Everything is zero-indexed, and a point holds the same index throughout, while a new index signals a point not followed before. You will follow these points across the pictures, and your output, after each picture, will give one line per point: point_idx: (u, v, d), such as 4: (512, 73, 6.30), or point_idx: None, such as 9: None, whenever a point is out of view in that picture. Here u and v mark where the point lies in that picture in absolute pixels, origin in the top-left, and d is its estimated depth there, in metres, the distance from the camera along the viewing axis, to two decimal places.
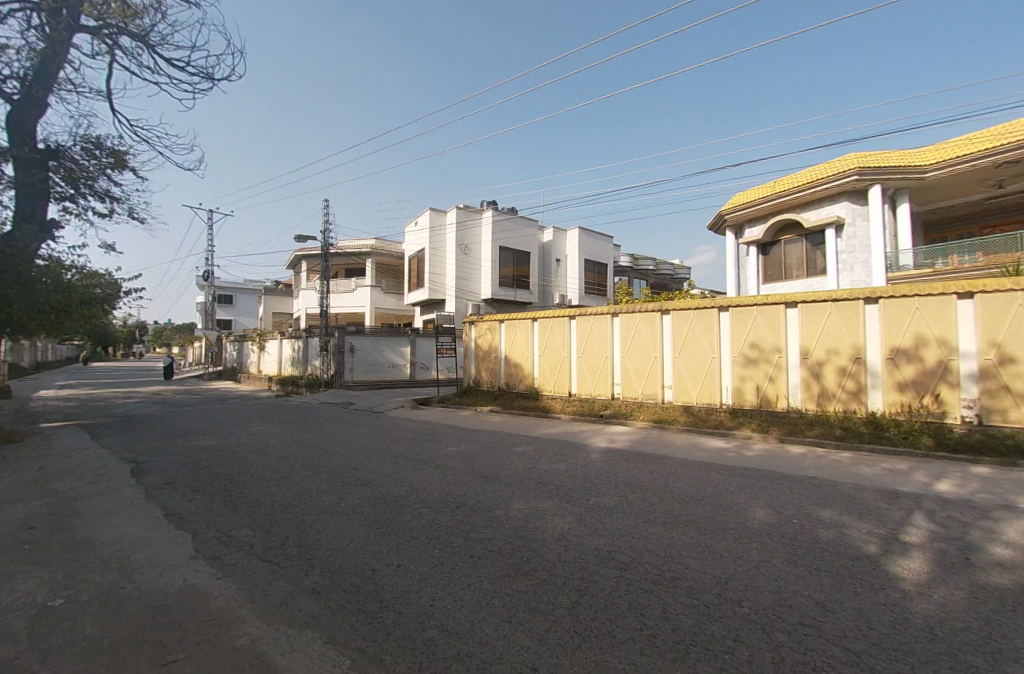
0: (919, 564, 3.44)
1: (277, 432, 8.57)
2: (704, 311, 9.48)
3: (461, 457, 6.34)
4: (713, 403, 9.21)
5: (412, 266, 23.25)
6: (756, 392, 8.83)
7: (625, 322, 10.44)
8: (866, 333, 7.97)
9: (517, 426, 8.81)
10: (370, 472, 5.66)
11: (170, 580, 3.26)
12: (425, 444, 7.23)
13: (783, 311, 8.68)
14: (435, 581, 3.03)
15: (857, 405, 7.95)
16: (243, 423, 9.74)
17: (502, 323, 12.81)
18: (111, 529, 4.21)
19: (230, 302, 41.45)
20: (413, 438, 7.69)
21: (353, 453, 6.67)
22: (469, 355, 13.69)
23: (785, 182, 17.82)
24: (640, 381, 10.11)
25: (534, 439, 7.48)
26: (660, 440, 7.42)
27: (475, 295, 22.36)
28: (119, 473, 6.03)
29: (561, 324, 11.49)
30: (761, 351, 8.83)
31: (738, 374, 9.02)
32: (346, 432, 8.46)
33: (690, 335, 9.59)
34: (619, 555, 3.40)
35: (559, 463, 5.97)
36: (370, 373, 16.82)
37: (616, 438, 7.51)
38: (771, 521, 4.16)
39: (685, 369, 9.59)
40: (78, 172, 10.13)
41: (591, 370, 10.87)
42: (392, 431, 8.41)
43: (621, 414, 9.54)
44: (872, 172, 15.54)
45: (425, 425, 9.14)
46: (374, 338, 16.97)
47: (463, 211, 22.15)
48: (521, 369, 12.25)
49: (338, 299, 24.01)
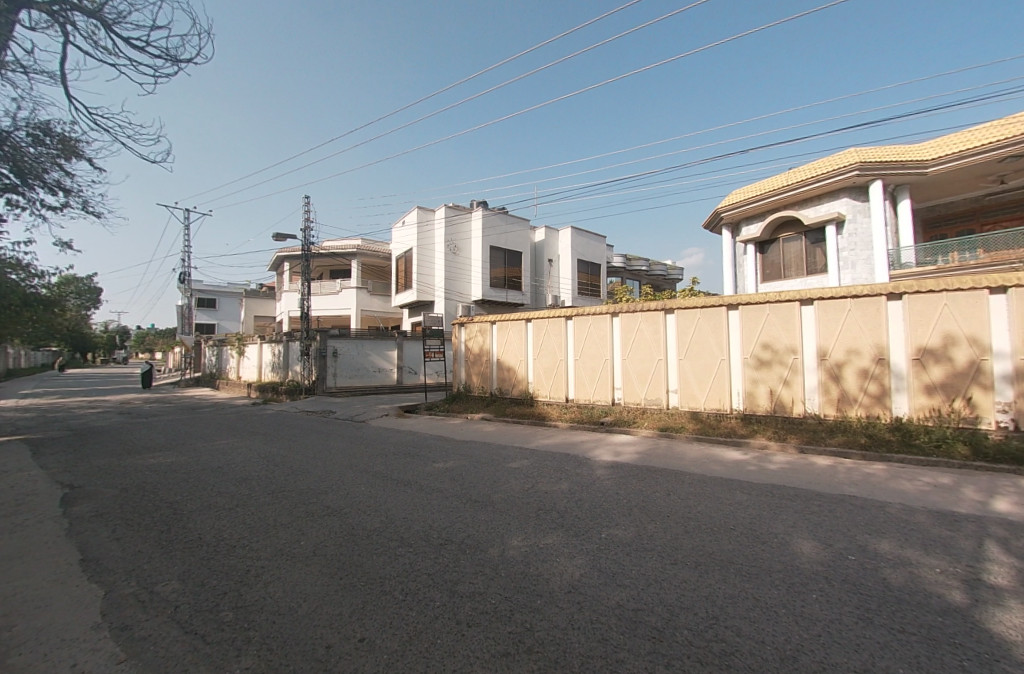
0: (1023, 619, 2.72)
1: (245, 447, 7.68)
2: (711, 309, 8.78)
3: (448, 476, 5.53)
4: (722, 408, 8.51)
5: (400, 266, 22.37)
6: (769, 397, 8.14)
7: (625, 322, 9.72)
8: (889, 331, 7.33)
9: (511, 436, 8.02)
10: (341, 497, 4.84)
11: (52, 667, 2.43)
12: (409, 460, 6.41)
13: (798, 308, 7.99)
14: (408, 665, 2.24)
15: (880, 410, 7.31)
16: (208, 437, 8.82)
17: (494, 324, 12.04)
18: (6, 584, 3.35)
19: (212, 305, 40.14)
20: (397, 453, 6.89)
21: (325, 473, 5.83)
22: (459, 358, 12.89)
23: (783, 177, 17.28)
24: (643, 386, 9.39)
25: (532, 452, 6.70)
26: (671, 452, 6.68)
27: (465, 296, 21.52)
28: (46, 502, 5.14)
29: (557, 324, 10.74)
30: (773, 352, 8.15)
31: (750, 377, 8.32)
32: (323, 445, 7.61)
33: (697, 335, 8.88)
34: (648, 617, 2.63)
35: (562, 483, 5.19)
36: (354, 378, 15.91)
37: (622, 450, 6.76)
38: (824, 560, 3.43)
39: (691, 372, 8.87)
40: (24, 160, 9.16)
41: (590, 374, 10.13)
42: (374, 444, 7.60)
43: (623, 421, 8.81)
44: (874, 166, 15.04)
45: (411, 436, 8.31)
46: (358, 342, 16.06)
47: (452, 209, 21.34)
48: (514, 372, 11.48)
49: (323, 301, 23.05)
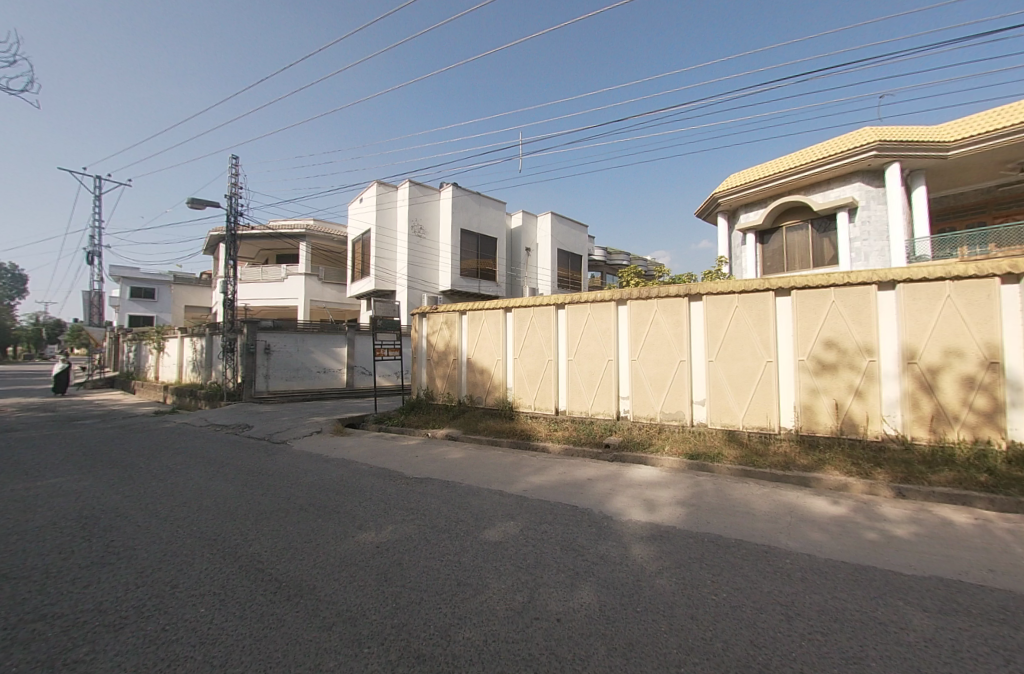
0: None
1: (73, 494, 4.99)
2: (752, 294, 6.57)
3: (377, 572, 3.10)
4: (768, 428, 6.33)
5: (357, 251, 19.52)
6: (834, 413, 5.99)
7: (634, 311, 7.45)
8: (1006, 325, 5.27)
9: (485, 469, 5.64)
10: (134, 653, 2.33)
11: None
12: (317, 527, 3.90)
13: (874, 294, 5.89)
14: None
15: (991, 434, 5.28)
16: (40, 470, 6.01)
17: (465, 315, 9.59)
18: None
19: (149, 296, 36.02)
20: (306, 506, 4.41)
21: (153, 568, 3.27)
22: (420, 357, 10.40)
23: (787, 159, 15.55)
24: (657, 395, 7.17)
25: (520, 505, 4.31)
26: (728, 502, 4.43)
27: (431, 285, 18.90)
28: None
29: (544, 314, 8.42)
30: (841, 353, 6.01)
31: (807, 387, 6.16)
32: (198, 490, 5.02)
33: (733, 328, 6.66)
34: None
35: (582, 591, 2.81)
36: (292, 381, 13.09)
37: (654, 499, 4.47)
38: None
39: (726, 379, 6.66)
40: None
41: (587, 379, 7.85)
42: (279, 487, 5.06)
43: (636, 444, 6.58)
44: (893, 146, 13.30)
45: (340, 470, 5.79)
46: (299, 337, 13.24)
47: (416, 185, 18.69)
48: (488, 376, 9.09)
49: (265, 290, 19.95)
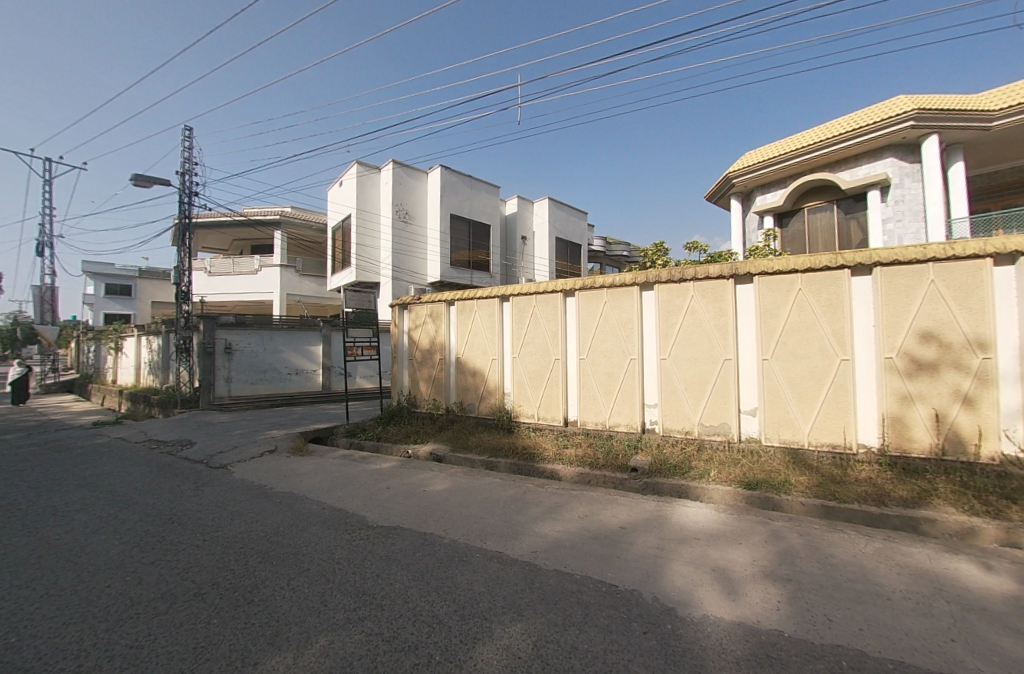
0: None
1: None
2: (823, 273, 5.13)
3: None
4: (844, 446, 4.92)
5: (338, 240, 17.92)
6: (933, 427, 4.57)
7: (664, 297, 6.00)
8: None
9: (478, 511, 4.16)
10: None
11: None
12: (203, 642, 2.39)
13: (990, 269, 4.43)
14: None
15: None
16: None
17: (454, 306, 8.11)
18: None
19: (125, 292, 34.29)
20: (205, 591, 2.90)
21: None
22: (402, 357, 8.90)
23: (808, 134, 14.12)
24: (693, 403, 5.74)
25: (529, 587, 2.82)
26: (838, 574, 2.98)
27: (419, 276, 17.37)
28: None
29: (549, 303, 6.96)
30: (943, 348, 4.58)
31: (896, 393, 4.74)
32: (65, 555, 3.50)
33: (796, 318, 5.22)
34: None
35: None
36: (258, 384, 11.55)
37: (728, 570, 3.01)
38: None
39: (785, 384, 5.25)
40: None
41: (603, 382, 6.42)
42: (184, 547, 3.56)
43: (671, 466, 5.16)
44: (932, 115, 11.83)
45: (283, 512, 4.31)
46: (267, 334, 11.69)
47: (401, 166, 17.06)
48: (482, 378, 7.61)
49: (237, 283, 18.33)
